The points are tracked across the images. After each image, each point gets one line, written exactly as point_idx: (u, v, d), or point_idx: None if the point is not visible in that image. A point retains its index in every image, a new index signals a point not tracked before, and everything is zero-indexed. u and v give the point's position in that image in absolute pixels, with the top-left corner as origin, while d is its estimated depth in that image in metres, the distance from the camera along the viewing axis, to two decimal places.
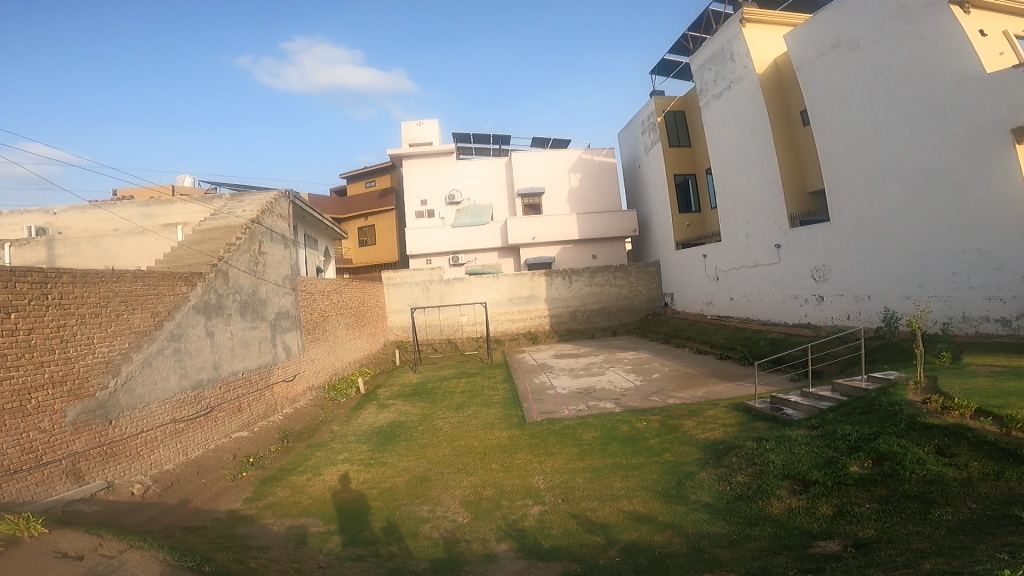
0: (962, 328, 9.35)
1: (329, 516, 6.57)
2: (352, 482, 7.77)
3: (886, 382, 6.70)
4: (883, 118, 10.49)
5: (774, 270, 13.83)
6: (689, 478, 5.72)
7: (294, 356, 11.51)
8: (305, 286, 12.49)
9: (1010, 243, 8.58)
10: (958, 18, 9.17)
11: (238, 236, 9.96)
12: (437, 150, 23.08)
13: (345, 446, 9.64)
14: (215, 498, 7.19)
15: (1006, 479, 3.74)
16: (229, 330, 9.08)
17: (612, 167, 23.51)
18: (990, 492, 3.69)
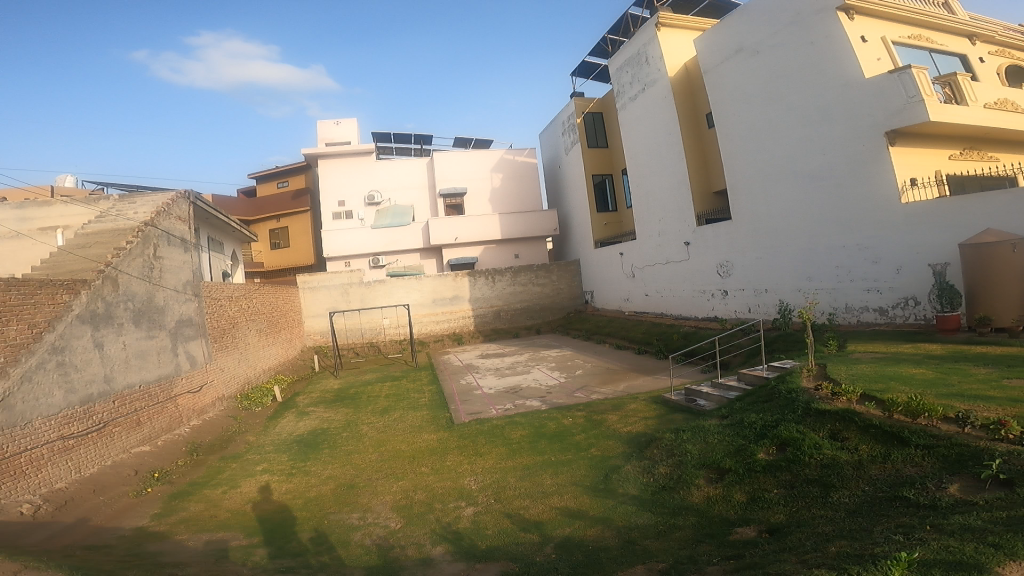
0: (846, 317, 10.40)
1: (251, 529, 6.34)
2: (274, 494, 7.51)
3: (783, 371, 7.38)
4: (778, 122, 11.40)
5: (684, 266, 14.66)
6: (615, 471, 6.04)
7: (200, 366, 10.88)
8: (209, 291, 11.81)
9: (886, 240, 9.64)
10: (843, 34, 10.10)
11: (130, 239, 9.31)
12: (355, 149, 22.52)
13: (263, 456, 9.30)
14: (119, 515, 6.75)
15: (892, 460, 4.19)
16: (122, 340, 8.45)
17: (534, 167, 23.87)
18: (879, 473, 4.13)
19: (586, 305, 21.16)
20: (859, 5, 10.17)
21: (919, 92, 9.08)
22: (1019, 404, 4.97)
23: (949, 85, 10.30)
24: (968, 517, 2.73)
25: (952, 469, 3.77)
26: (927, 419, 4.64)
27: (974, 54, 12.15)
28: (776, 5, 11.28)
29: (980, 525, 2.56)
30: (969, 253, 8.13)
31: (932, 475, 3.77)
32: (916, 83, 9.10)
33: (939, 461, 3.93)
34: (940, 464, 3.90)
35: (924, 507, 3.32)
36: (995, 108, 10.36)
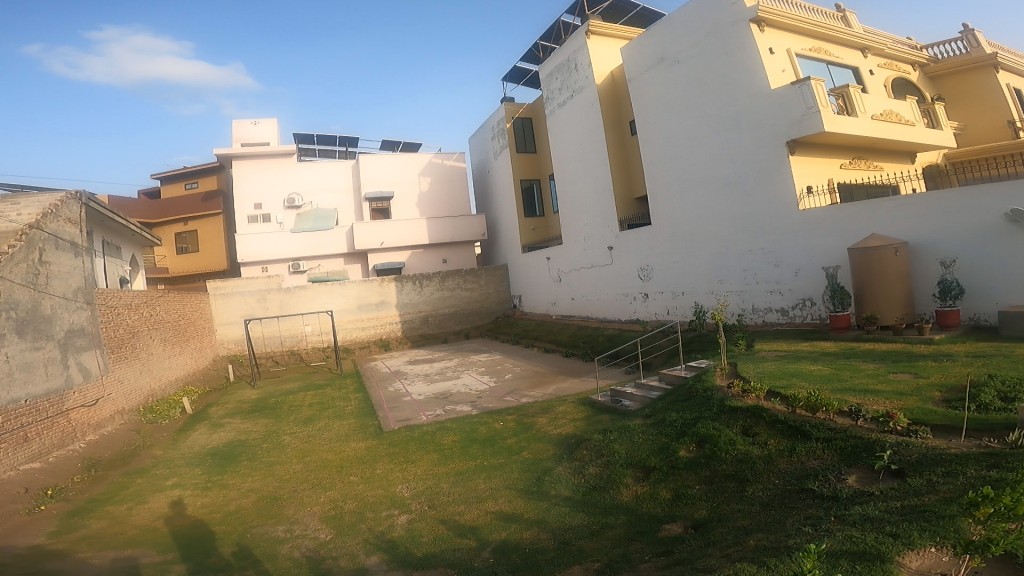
0: (753, 318, 11.20)
1: (164, 545, 6.02)
2: (188, 509, 7.14)
3: (699, 370, 7.90)
4: (695, 132, 12.11)
5: (607, 270, 15.21)
6: (548, 473, 6.24)
7: (96, 378, 10.07)
8: (103, 299, 10.97)
9: (786, 247, 10.49)
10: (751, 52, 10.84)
11: (12, 242, 8.48)
12: (276, 151, 21.65)
13: (173, 470, 8.79)
14: (9, 536, 6.25)
15: (797, 453, 4.62)
16: (3, 352, 7.69)
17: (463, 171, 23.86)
18: (787, 466, 4.55)
19: (514, 309, 21.44)
20: (769, 19, 10.78)
21: (816, 103, 9.81)
22: (903, 397, 5.61)
23: (840, 97, 10.82)
24: (867, 507, 3.09)
25: (850, 461, 4.22)
26: (824, 413, 5.13)
27: (864, 67, 12.56)
28: (694, 22, 11.93)
29: (877, 515, 2.91)
30: (858, 258, 9.01)
31: (833, 467, 4.20)
32: (815, 95, 9.83)
33: (837, 453, 4.39)
34: (839, 456, 4.35)
35: (828, 498, 3.70)
36: (881, 120, 11.08)
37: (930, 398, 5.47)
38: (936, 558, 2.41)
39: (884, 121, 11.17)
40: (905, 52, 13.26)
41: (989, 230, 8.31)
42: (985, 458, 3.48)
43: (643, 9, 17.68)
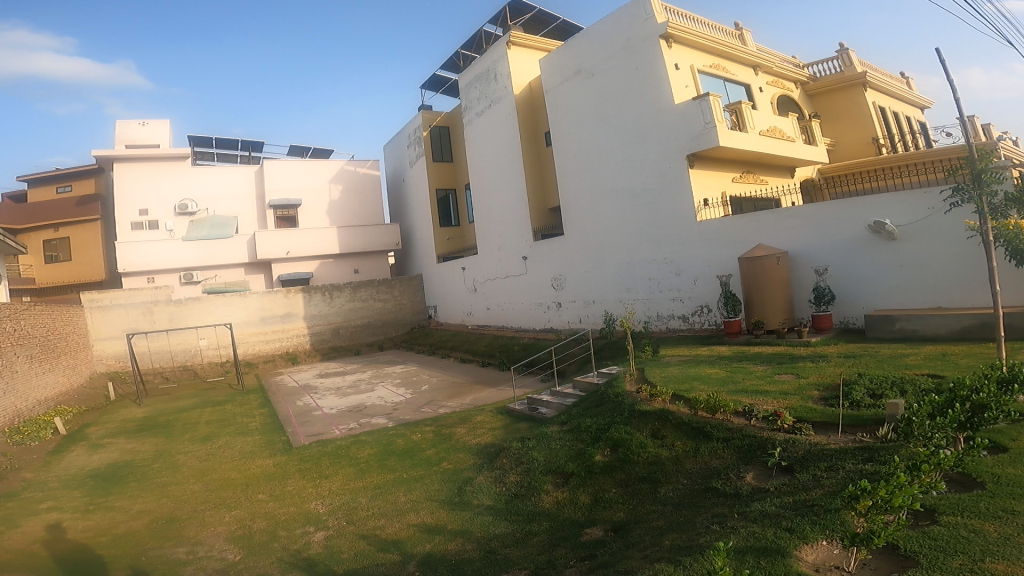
0: (658, 324, 11.90)
1: (43, 572, 5.50)
2: (69, 533, 6.54)
3: (610, 376, 8.33)
4: (605, 146, 12.73)
5: (522, 279, 15.55)
6: (469, 483, 6.34)
7: None
8: None
9: (687, 257, 11.26)
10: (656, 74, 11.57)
11: None
12: (168, 154, 20.18)
13: (48, 495, 7.99)
14: None
15: (702, 454, 5.03)
16: None
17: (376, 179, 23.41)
18: (693, 466, 4.94)
19: (429, 319, 21.31)
20: (676, 36, 11.48)
21: (713, 119, 10.64)
22: (788, 396, 6.25)
23: (734, 112, 11.62)
24: (766, 503, 3.46)
25: (748, 458, 4.66)
26: (722, 414, 5.59)
27: (756, 84, 13.41)
28: (606, 42, 12.56)
29: (774, 511, 3.29)
30: (747, 267, 9.87)
31: (733, 465, 4.62)
32: (712, 111, 10.67)
33: (736, 452, 4.83)
34: (738, 454, 4.79)
35: (731, 496, 4.08)
36: (767, 136, 12.04)
37: (811, 397, 6.13)
38: (827, 551, 2.78)
39: (769, 137, 12.16)
40: (792, 71, 14.29)
41: (854, 241, 9.43)
42: (859, 452, 3.99)
43: (562, 21, 18.09)
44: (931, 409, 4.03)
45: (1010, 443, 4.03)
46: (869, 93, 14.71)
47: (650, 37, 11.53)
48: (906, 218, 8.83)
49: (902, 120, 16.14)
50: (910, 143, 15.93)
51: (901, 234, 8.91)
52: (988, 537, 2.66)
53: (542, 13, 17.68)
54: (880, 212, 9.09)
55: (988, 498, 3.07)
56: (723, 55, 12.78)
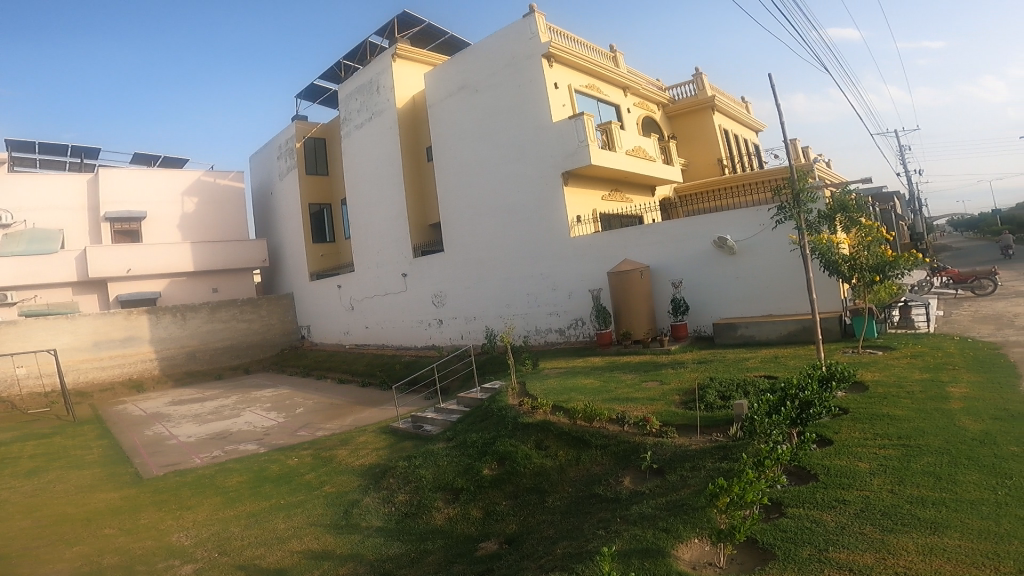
0: (537, 338, 12.38)
1: None
2: None
3: (494, 391, 8.55)
4: (484, 164, 13.12)
5: (401, 297, 15.40)
6: (355, 506, 6.20)
7: None
8: None
9: (562, 273, 11.91)
10: (533, 97, 12.18)
11: None
12: None
13: None
14: None
15: (583, 461, 5.40)
16: None
17: (240, 192, 21.99)
18: (576, 474, 5.28)
19: (304, 339, 20.25)
20: (557, 56, 12.13)
21: (586, 138, 11.34)
22: (655, 402, 6.88)
23: (605, 132, 12.46)
24: (644, 506, 3.85)
25: (624, 463, 5.08)
26: (598, 421, 6.01)
27: (625, 105, 14.51)
28: (488, 63, 13.00)
29: (651, 512, 3.68)
30: (615, 281, 10.66)
31: (612, 471, 5.02)
32: (585, 131, 11.36)
33: (613, 457, 5.26)
34: (615, 460, 5.21)
35: (612, 500, 4.46)
36: (633, 156, 13.00)
37: (673, 401, 6.82)
38: (700, 548, 3.19)
39: (635, 156, 13.14)
40: (655, 95, 15.66)
41: (703, 256, 10.59)
42: (717, 451, 4.56)
43: (452, 36, 18.17)
44: (771, 408, 4.73)
45: (831, 435, 4.83)
46: (716, 117, 16.53)
47: (531, 59, 12.13)
48: (743, 234, 10.11)
49: (740, 143, 18.30)
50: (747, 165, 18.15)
51: (740, 250, 10.17)
52: (827, 526, 3.20)
53: (431, 27, 17.65)
54: (723, 230, 10.32)
55: (822, 489, 3.69)
56: (597, 76, 13.63)
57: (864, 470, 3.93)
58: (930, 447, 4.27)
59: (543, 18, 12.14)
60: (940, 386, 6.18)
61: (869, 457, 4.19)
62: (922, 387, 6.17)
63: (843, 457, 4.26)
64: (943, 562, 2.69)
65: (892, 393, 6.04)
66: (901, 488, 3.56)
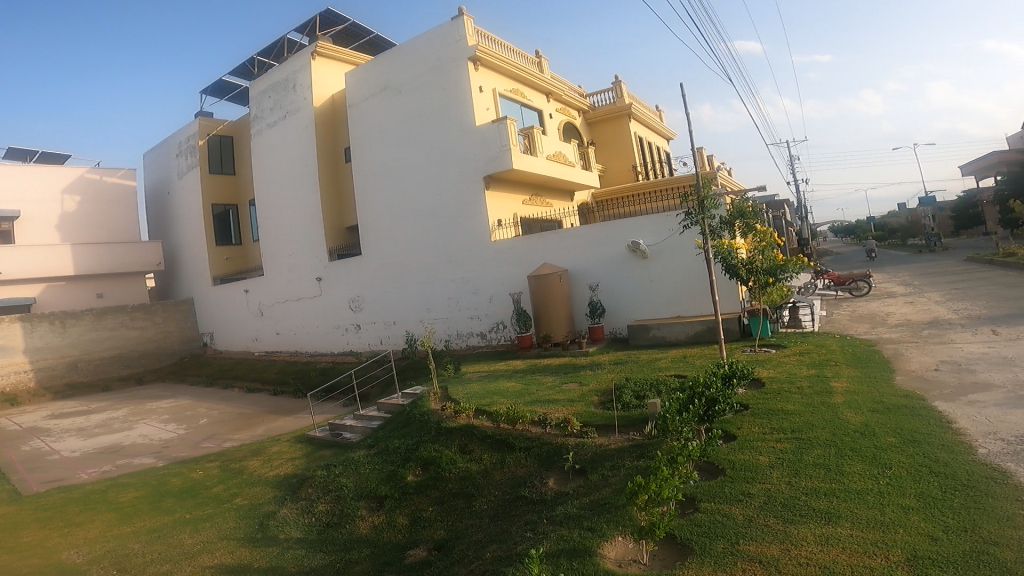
0: (459, 343, 12.40)
1: None
2: None
3: (415, 397, 8.49)
4: (405, 166, 12.99)
5: (316, 302, 14.89)
6: (271, 517, 5.96)
7: None
8: None
9: (483, 277, 12.01)
10: (455, 100, 12.22)
11: None
12: None
13: None
14: None
15: (508, 464, 5.51)
16: None
17: (131, 191, 20.57)
18: (501, 477, 5.37)
19: (206, 346, 19.17)
20: (484, 60, 12.21)
21: (508, 143, 11.51)
22: (574, 403, 7.12)
23: (527, 137, 12.66)
24: (569, 507, 4.01)
25: (547, 465, 5.23)
26: (521, 424, 6.11)
27: (547, 111, 14.80)
28: (410, 65, 12.92)
29: (575, 513, 3.84)
30: (535, 284, 10.88)
31: (536, 473, 5.16)
32: (507, 135, 11.52)
33: (537, 460, 5.40)
34: (539, 462, 5.35)
35: (538, 502, 4.58)
36: (554, 161, 13.28)
37: (592, 402, 7.08)
38: (624, 545, 3.38)
39: (555, 162, 13.45)
40: (576, 100, 16.11)
41: (618, 260, 11.04)
42: (635, 450, 4.82)
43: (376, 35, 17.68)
44: (682, 406, 5.04)
45: (736, 431, 5.23)
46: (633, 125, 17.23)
47: (455, 63, 12.15)
48: (654, 238, 10.66)
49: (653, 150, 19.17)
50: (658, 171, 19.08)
51: (652, 253, 10.70)
52: (736, 519, 3.49)
53: (355, 26, 17.11)
54: (636, 236, 10.82)
55: (729, 484, 4.00)
56: (521, 81, 13.82)
57: (766, 463, 4.30)
58: (820, 439, 4.74)
59: (471, 21, 12.18)
60: (827, 381, 6.84)
61: (769, 451, 4.58)
62: (811, 383, 6.80)
63: (747, 452, 4.63)
64: (838, 549, 2.99)
65: (787, 389, 6.61)
66: (798, 481, 3.92)
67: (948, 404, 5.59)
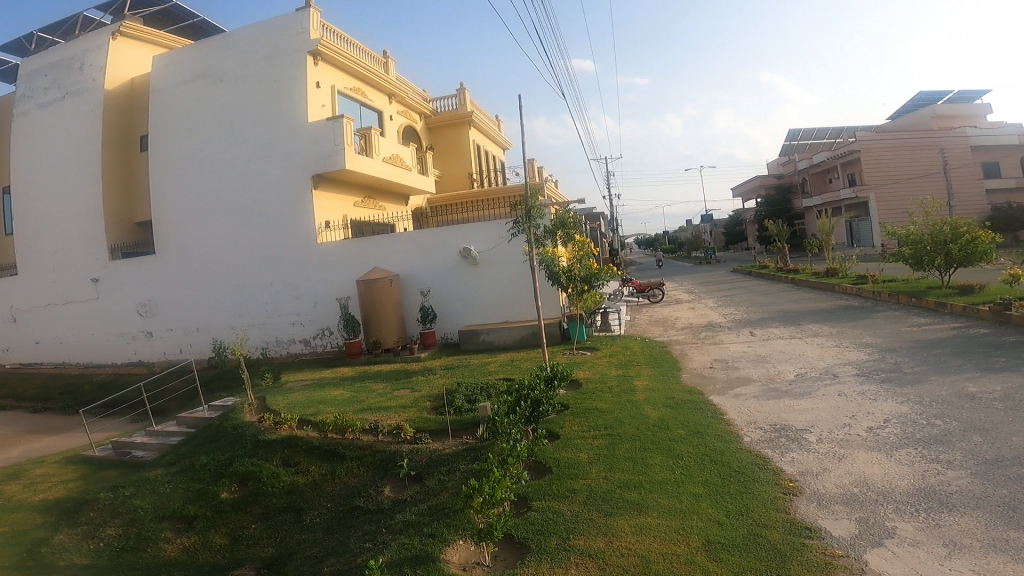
0: (277, 350, 11.64)
1: None
2: None
3: (225, 409, 7.75)
4: (220, 158, 11.86)
5: (93, 306, 12.82)
6: (42, 545, 5.02)
7: None
8: None
9: (304, 282, 11.46)
10: (279, 93, 11.54)
11: None
12: None
13: None
14: None
15: (339, 474, 5.34)
16: None
17: None
18: (332, 488, 5.22)
19: None
20: (325, 55, 11.71)
21: (342, 142, 11.12)
22: (407, 409, 7.12)
23: (363, 137, 12.34)
24: (406, 514, 4.09)
25: (382, 473, 5.19)
26: (351, 433, 5.93)
27: (388, 112, 14.56)
28: (232, 53, 11.99)
29: (415, 519, 3.93)
30: (365, 288, 10.62)
31: (370, 482, 5.10)
32: (342, 135, 11.14)
33: (370, 468, 5.32)
34: (372, 470, 5.28)
35: (375, 512, 4.53)
36: (390, 164, 13.10)
37: (425, 407, 7.15)
38: (466, 549, 3.52)
39: (392, 165, 13.27)
40: (418, 103, 16.09)
41: (450, 265, 11.26)
42: (468, 453, 5.00)
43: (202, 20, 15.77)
44: (510, 408, 5.35)
45: (558, 430, 5.69)
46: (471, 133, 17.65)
47: (292, 55, 11.50)
48: (485, 245, 11.07)
49: (489, 158, 19.79)
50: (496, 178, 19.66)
51: (483, 260, 11.10)
52: (565, 515, 3.83)
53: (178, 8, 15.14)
54: (468, 243, 11.14)
55: (556, 482, 4.37)
56: (365, 80, 13.52)
57: (585, 460, 4.76)
58: (627, 434, 5.37)
59: (318, 15, 11.68)
60: (631, 380, 7.72)
61: (587, 448, 5.08)
62: (618, 382, 7.63)
63: (569, 449, 5.08)
64: (651, 539, 3.44)
65: (599, 388, 7.35)
66: (613, 475, 4.42)
67: (721, 398, 6.69)
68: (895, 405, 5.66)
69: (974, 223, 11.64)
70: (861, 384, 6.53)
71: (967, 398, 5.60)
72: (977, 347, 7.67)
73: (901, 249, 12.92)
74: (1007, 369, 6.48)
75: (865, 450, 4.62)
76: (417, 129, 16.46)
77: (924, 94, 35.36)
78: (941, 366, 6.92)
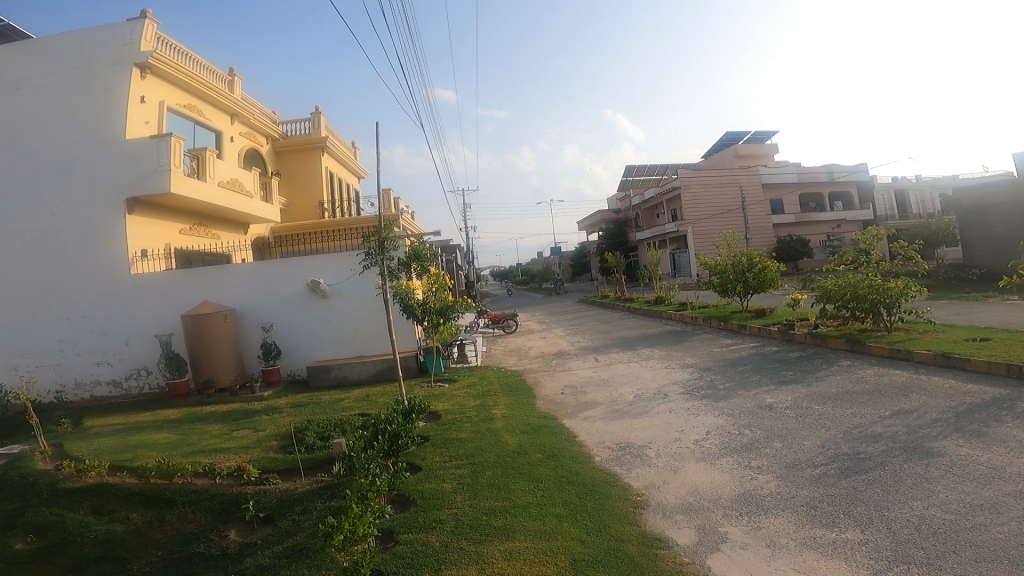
0: (76, 394, 9.97)
1: None
2: None
3: (9, 457, 6.40)
4: (9, 172, 10.07)
5: None
6: None
7: None
8: None
9: (114, 316, 10.06)
10: (92, 103, 10.20)
11: None
12: None
13: None
14: None
15: (169, 521, 4.63)
16: None
17: None
18: (163, 536, 4.47)
19: None
20: (154, 67, 10.63)
21: (168, 163, 10.00)
22: (249, 450, 6.46)
23: (196, 158, 11.28)
24: (259, 556, 3.84)
25: (223, 517, 4.61)
26: (181, 477, 5.23)
27: (228, 133, 13.53)
28: (32, 53, 10.46)
29: (269, 562, 3.72)
30: (195, 323, 9.57)
31: (211, 526, 4.49)
32: (169, 155, 10.04)
33: (207, 512, 4.70)
34: (211, 515, 4.66)
35: (219, 558, 4.03)
36: (227, 189, 12.10)
37: (270, 447, 6.53)
38: None
39: (229, 190, 12.24)
40: (265, 125, 15.20)
41: (295, 298, 10.58)
42: (326, 490, 4.65)
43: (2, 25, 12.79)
44: (367, 443, 5.04)
45: (420, 461, 5.53)
46: (325, 160, 16.99)
47: (112, 66, 10.29)
48: (335, 278, 10.61)
49: (343, 186, 19.16)
50: (348, 208, 19.07)
51: (332, 293, 10.60)
52: (434, 546, 3.70)
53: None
54: (316, 275, 10.59)
55: (421, 513, 4.23)
56: (203, 98, 12.48)
57: (449, 490, 4.67)
58: (489, 461, 5.37)
59: (150, 25, 10.65)
60: (489, 409, 7.77)
61: (450, 477, 4.99)
62: (477, 412, 7.62)
63: (431, 480, 4.94)
64: (520, 562, 3.44)
65: (458, 419, 7.29)
66: (478, 502, 4.38)
67: (572, 421, 6.99)
68: (714, 419, 6.33)
69: (763, 254, 13.66)
70: (686, 401, 7.22)
71: (767, 408, 6.43)
72: (771, 363, 8.90)
73: (710, 278, 14.69)
74: (794, 381, 7.59)
75: (695, 461, 5.08)
76: (263, 153, 15.49)
77: (730, 133, 40.26)
78: (745, 381, 7.90)
